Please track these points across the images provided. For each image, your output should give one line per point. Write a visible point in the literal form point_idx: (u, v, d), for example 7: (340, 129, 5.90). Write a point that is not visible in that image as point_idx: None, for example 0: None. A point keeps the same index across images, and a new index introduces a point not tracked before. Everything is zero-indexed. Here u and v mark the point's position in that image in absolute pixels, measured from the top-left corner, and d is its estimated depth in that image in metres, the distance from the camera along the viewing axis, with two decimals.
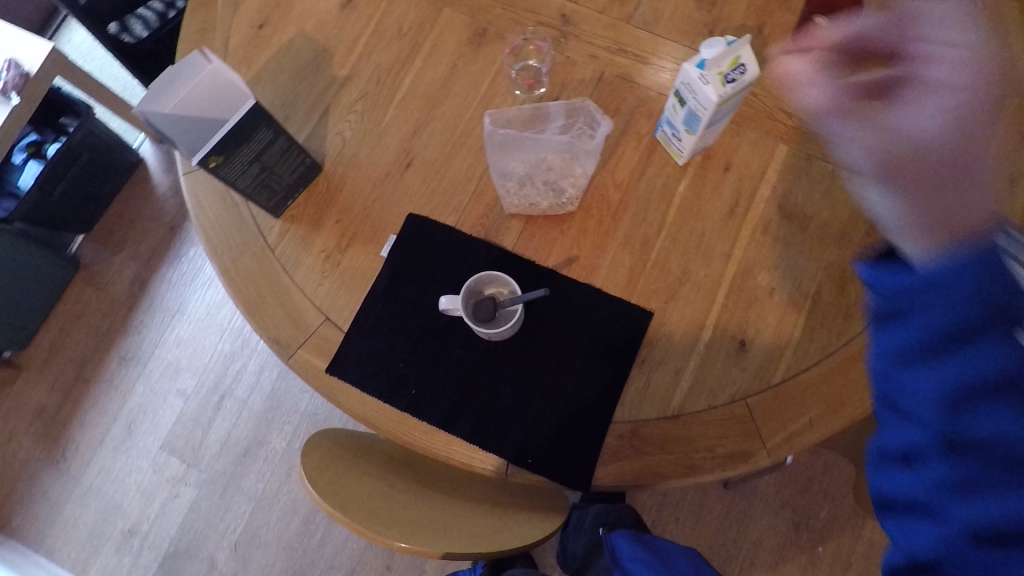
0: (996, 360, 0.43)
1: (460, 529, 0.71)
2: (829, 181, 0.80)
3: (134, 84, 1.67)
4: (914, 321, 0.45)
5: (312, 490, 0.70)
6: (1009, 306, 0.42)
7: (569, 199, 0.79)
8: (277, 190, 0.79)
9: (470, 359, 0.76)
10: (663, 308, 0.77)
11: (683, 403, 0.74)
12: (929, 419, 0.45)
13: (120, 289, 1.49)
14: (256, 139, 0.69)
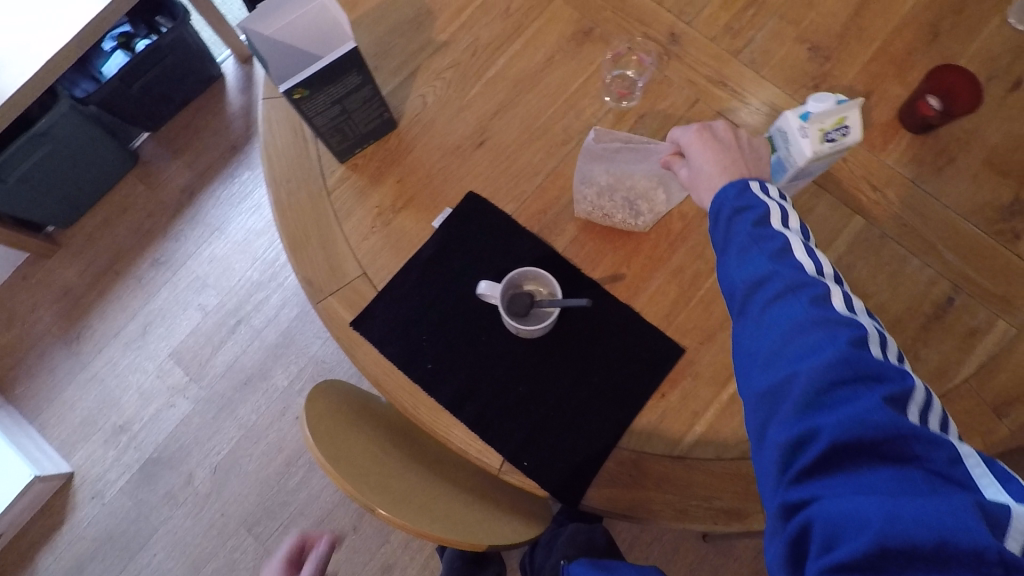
0: (849, 399, 0.50)
1: (445, 512, 0.71)
2: (896, 265, 0.78)
3: (233, 0, 1.69)
4: (791, 385, 0.53)
5: (308, 436, 0.70)
6: (863, 368, 0.51)
7: (643, 221, 0.78)
8: (349, 136, 0.79)
9: (493, 349, 0.76)
10: (697, 348, 0.76)
11: (691, 447, 0.73)
12: (806, 465, 0.50)
13: (169, 194, 1.52)
14: (344, 83, 0.69)
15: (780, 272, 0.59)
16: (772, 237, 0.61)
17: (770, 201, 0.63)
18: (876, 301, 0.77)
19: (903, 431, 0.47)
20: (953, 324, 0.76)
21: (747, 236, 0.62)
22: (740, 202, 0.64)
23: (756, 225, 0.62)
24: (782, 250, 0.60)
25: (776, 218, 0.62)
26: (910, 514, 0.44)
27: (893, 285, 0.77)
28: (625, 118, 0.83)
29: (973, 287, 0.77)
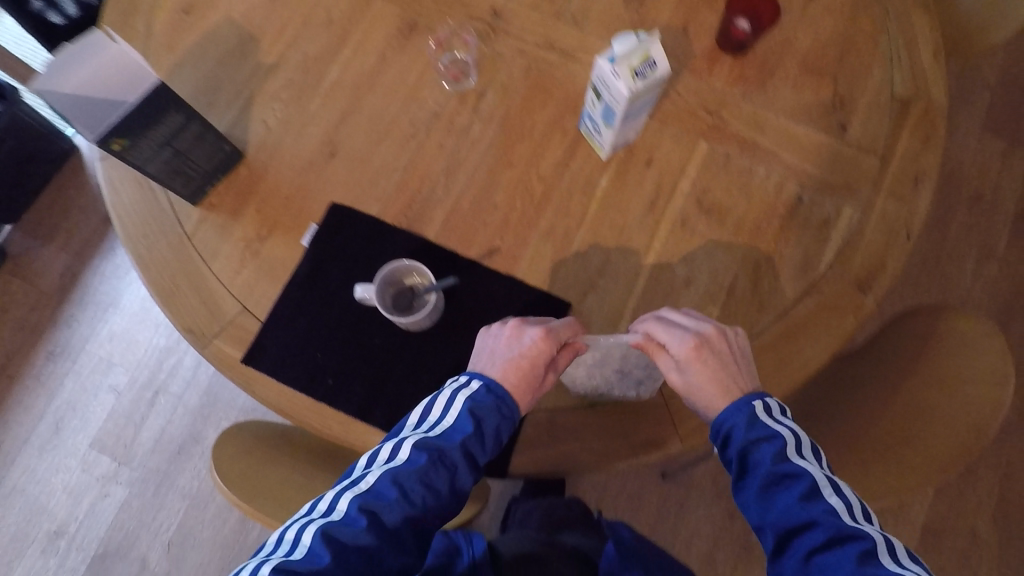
0: (836, 539, 0.58)
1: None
2: (744, 178, 0.83)
3: None
4: (783, 530, 0.61)
5: (222, 483, 0.69)
6: (838, 512, 0.59)
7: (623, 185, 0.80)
8: (194, 176, 0.78)
9: (390, 349, 0.76)
10: (583, 299, 0.78)
11: (599, 392, 0.75)
12: None
13: (49, 281, 1.44)
14: (168, 123, 0.68)
15: (745, 427, 0.65)
16: (789, 474, 0.62)
17: (781, 431, 0.65)
18: (735, 215, 0.82)
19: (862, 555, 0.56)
20: (808, 219, 0.81)
21: (772, 470, 0.62)
22: (758, 435, 0.64)
23: (775, 456, 0.63)
24: (807, 481, 0.61)
25: (791, 446, 0.64)
26: None
27: (746, 197, 0.82)
28: (467, 99, 0.85)
29: (817, 181, 0.83)
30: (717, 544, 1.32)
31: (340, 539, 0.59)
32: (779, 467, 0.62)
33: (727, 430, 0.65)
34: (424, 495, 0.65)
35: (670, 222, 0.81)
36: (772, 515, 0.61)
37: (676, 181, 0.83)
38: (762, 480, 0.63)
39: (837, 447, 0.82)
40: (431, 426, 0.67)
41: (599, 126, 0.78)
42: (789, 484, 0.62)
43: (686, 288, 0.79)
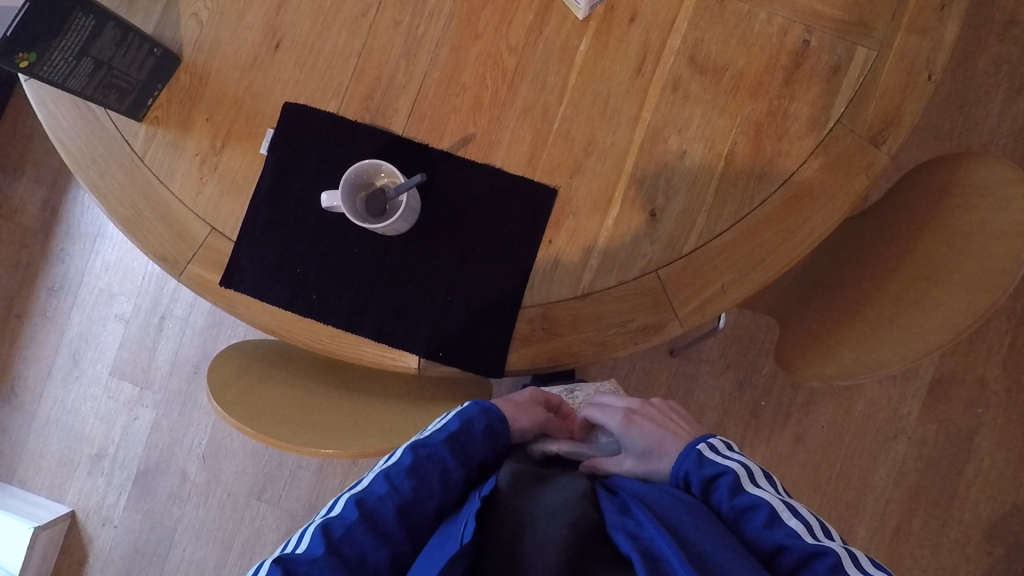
0: (794, 545, 0.64)
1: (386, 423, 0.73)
2: (743, 25, 0.73)
3: None
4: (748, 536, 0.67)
5: (216, 404, 0.69)
6: (792, 535, 0.65)
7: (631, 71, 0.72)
8: (127, 87, 0.71)
9: (370, 257, 0.73)
10: (569, 183, 0.72)
11: (593, 281, 0.72)
12: None
13: (32, 217, 1.40)
14: (74, 33, 0.61)
15: (693, 472, 0.72)
16: (748, 506, 0.68)
17: (730, 466, 0.71)
18: (734, 69, 0.73)
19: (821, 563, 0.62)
20: (816, 68, 0.72)
21: (732, 507, 0.68)
22: (709, 475, 0.71)
23: (731, 490, 0.69)
24: (767, 509, 0.67)
25: (744, 478, 0.70)
26: None
27: (745, 47, 0.73)
28: None
29: (826, 20, 0.72)
30: (727, 412, 1.35)
31: (367, 503, 0.66)
32: (738, 501, 0.68)
33: (683, 477, 0.73)
34: (415, 487, 0.67)
35: (661, 86, 0.73)
36: (751, 545, 0.67)
37: (665, 37, 0.73)
38: (729, 516, 0.69)
39: (841, 327, 0.79)
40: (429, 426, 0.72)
41: None
42: (747, 507, 0.68)
43: (682, 160, 0.72)
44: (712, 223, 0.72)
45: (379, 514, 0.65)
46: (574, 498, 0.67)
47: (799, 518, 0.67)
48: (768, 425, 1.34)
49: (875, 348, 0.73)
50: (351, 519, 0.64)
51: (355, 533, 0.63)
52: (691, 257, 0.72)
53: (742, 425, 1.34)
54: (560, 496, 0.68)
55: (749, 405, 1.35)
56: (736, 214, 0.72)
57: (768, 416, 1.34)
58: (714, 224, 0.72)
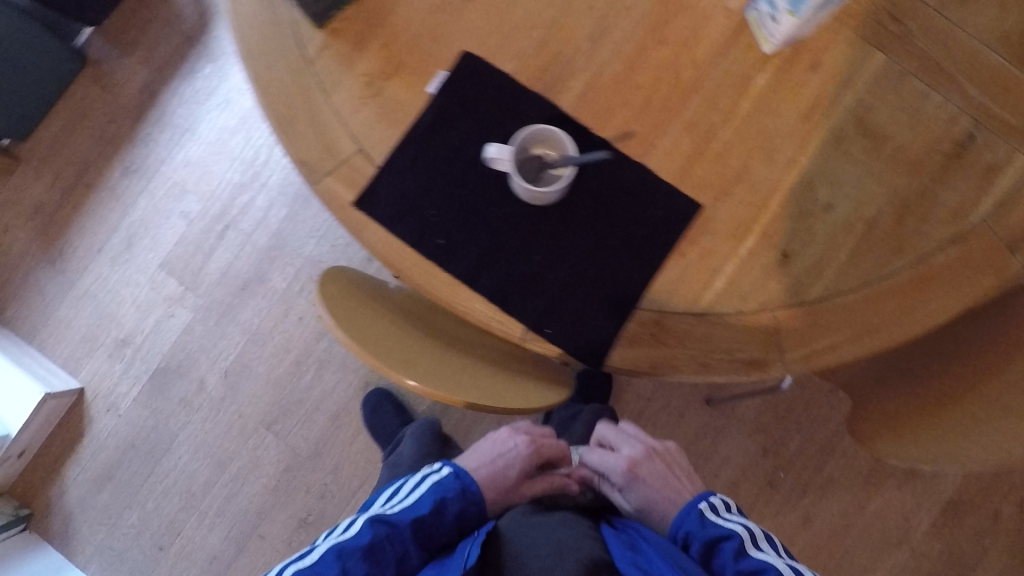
0: None
1: (485, 383, 0.74)
2: (917, 104, 0.74)
3: None
4: None
5: (329, 316, 0.69)
6: None
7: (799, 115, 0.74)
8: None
9: (505, 220, 0.73)
10: (713, 204, 0.73)
11: (712, 303, 0.73)
12: None
13: (130, 95, 1.41)
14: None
15: (699, 530, 0.75)
16: (755, 569, 0.71)
17: (733, 528, 0.75)
18: (896, 142, 0.74)
19: None
20: (972, 162, 0.74)
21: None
22: (713, 537, 0.74)
23: (736, 553, 0.72)
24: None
25: (746, 542, 0.73)
26: None
27: (912, 124, 0.74)
28: None
29: (995, 121, 0.74)
30: (745, 474, 1.35)
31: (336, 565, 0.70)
32: (742, 565, 0.71)
33: (686, 536, 0.76)
34: (369, 569, 0.70)
35: (824, 138, 0.74)
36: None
37: (839, 93, 0.74)
38: None
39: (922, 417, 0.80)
40: (395, 504, 0.77)
41: (778, 13, 0.68)
42: (752, 569, 0.71)
43: (825, 213, 0.74)
44: (839, 280, 0.73)
45: None
46: (576, 538, 0.74)
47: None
48: (781, 497, 1.34)
49: (956, 444, 0.74)
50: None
51: None
52: (812, 305, 0.73)
53: (756, 490, 1.35)
54: (557, 534, 0.74)
55: (769, 473, 1.35)
56: (863, 277, 0.73)
57: (784, 489, 1.34)
58: (840, 282, 0.73)
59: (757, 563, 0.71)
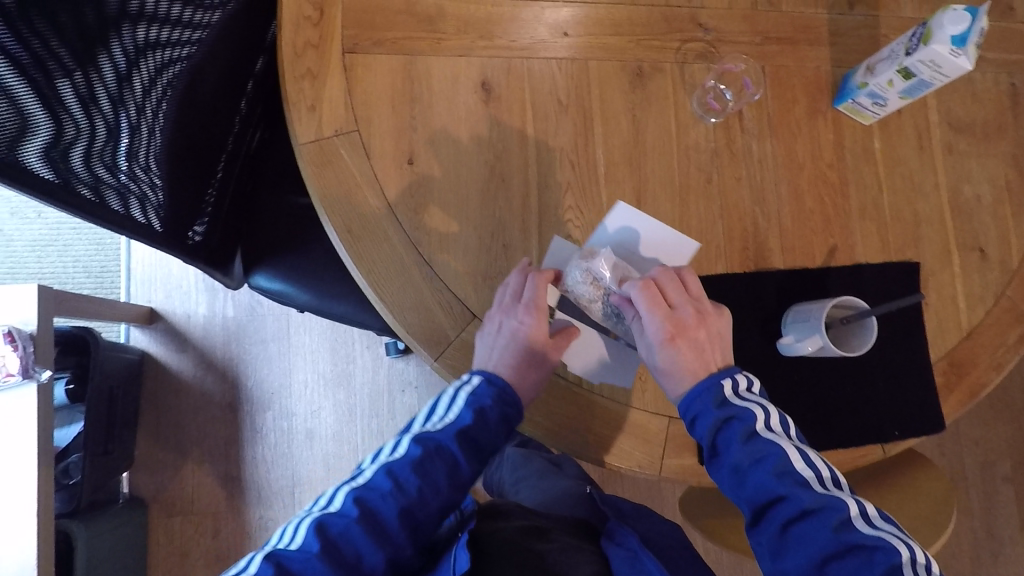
0: (776, 485, 0.64)
1: (900, 498, 0.79)
2: (973, 86, 0.89)
3: (111, 263, 1.26)
4: (758, 474, 0.65)
5: None
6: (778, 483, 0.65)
7: (916, 149, 0.86)
8: (431, 461, 0.67)
9: (809, 381, 0.79)
10: (918, 252, 0.84)
11: (970, 320, 0.84)
12: (750, 493, 0.66)
13: (213, 498, 1.24)
14: (461, 388, 0.72)
15: (788, 493, 0.64)
16: (760, 450, 0.66)
17: (751, 407, 0.68)
18: (982, 120, 0.88)
19: (783, 498, 0.64)
20: None
21: (804, 516, 0.63)
22: (726, 412, 0.68)
23: (745, 435, 0.67)
24: (839, 514, 0.62)
25: (761, 421, 0.67)
26: (803, 539, 0.62)
27: (981, 100, 0.89)
28: (732, 122, 0.82)
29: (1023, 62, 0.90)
30: None
31: (368, 500, 0.64)
32: (751, 444, 0.66)
33: (693, 412, 0.69)
34: (421, 484, 0.66)
35: (941, 151, 0.87)
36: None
37: (926, 114, 0.87)
38: (743, 459, 0.66)
39: None
40: (292, 541, 0.61)
41: (887, 100, 0.80)
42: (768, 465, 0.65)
43: (981, 202, 0.87)
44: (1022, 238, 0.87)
45: (381, 515, 0.63)
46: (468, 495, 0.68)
47: (751, 441, 0.67)
48: None
49: None
50: (312, 552, 0.59)
51: (352, 531, 0.61)
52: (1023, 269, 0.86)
53: None
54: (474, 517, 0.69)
55: None
56: None
57: None
58: None
59: (763, 459, 0.66)
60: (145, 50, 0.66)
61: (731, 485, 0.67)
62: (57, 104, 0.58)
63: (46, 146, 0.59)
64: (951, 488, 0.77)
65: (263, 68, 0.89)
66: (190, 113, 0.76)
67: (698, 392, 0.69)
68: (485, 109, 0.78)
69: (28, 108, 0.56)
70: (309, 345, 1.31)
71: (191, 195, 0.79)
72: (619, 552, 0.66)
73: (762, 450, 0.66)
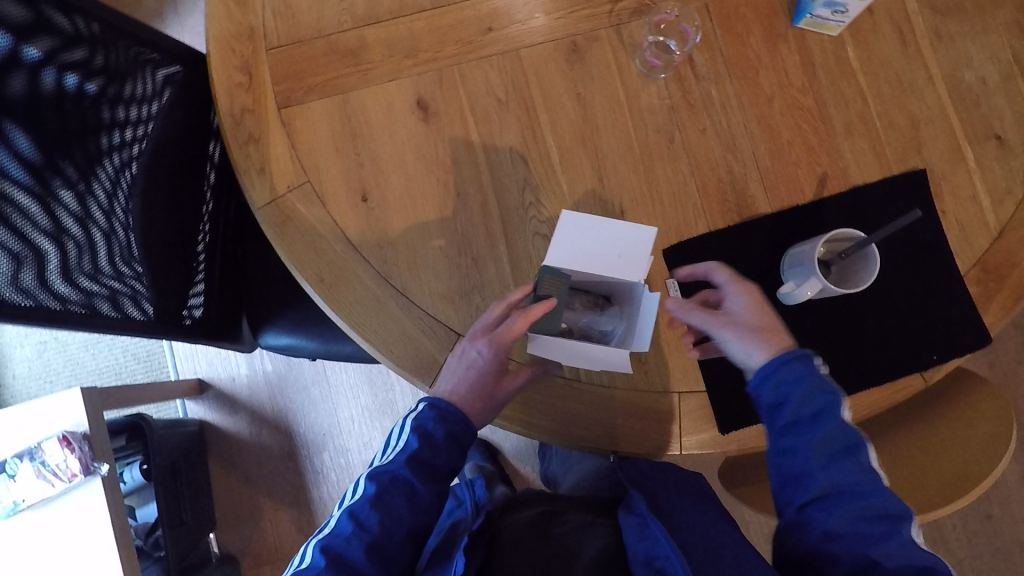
0: (826, 406, 0.61)
1: (953, 427, 0.72)
2: None
3: (154, 346, 1.35)
4: (804, 397, 0.61)
5: None
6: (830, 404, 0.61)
7: (898, 46, 0.78)
8: (389, 495, 0.67)
9: (824, 322, 0.73)
10: (923, 157, 0.76)
11: (998, 217, 0.76)
12: (793, 402, 0.61)
13: (293, 542, 1.31)
14: (409, 416, 0.71)
15: (836, 415, 0.61)
16: (815, 374, 0.62)
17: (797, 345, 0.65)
18: None
19: (828, 415, 0.61)
20: None
21: (811, 389, 0.62)
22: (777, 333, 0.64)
23: (805, 357, 0.63)
24: (866, 457, 0.60)
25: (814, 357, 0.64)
26: (831, 454, 0.60)
27: None
28: (684, 72, 0.77)
29: None
30: None
31: (334, 547, 0.63)
32: (808, 362, 0.62)
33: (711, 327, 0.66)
34: (382, 518, 0.65)
35: (929, 41, 0.78)
36: (812, 473, 0.59)
37: (902, 5, 0.79)
38: (784, 376, 0.62)
39: None
40: None
41: (846, 6, 0.73)
42: (818, 388, 0.62)
43: (987, 84, 0.78)
44: None
45: (348, 556, 0.63)
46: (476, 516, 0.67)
47: (810, 360, 0.63)
48: None
49: None
50: None
51: None
52: None
53: None
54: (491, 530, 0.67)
55: None
56: None
57: None
58: None
59: (812, 378, 0.62)
60: (94, 158, 0.70)
61: (770, 389, 0.62)
62: (36, 227, 0.62)
63: (38, 267, 0.63)
64: (1007, 405, 0.69)
65: (218, 150, 0.93)
66: (157, 203, 0.79)
67: (781, 357, 0.62)
68: (426, 127, 0.77)
69: (11, 241, 0.59)
70: (347, 382, 1.35)
71: (178, 279, 0.83)
72: (630, 520, 0.63)
73: (809, 367, 0.63)
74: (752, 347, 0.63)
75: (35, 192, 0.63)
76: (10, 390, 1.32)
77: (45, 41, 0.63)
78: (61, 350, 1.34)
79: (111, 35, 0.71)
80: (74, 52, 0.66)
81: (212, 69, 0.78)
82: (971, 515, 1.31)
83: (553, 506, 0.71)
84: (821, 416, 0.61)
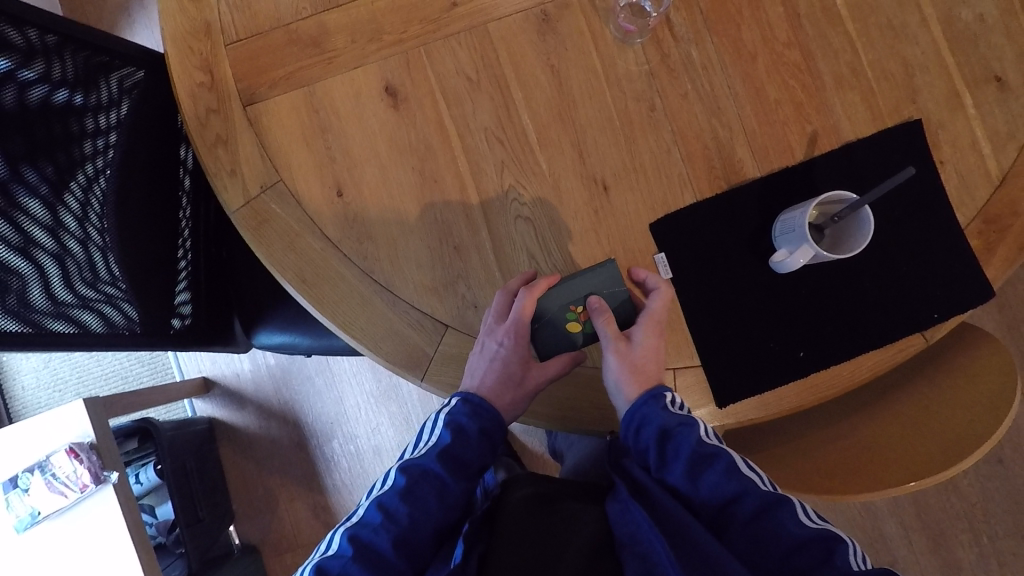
0: (682, 438, 0.65)
1: (954, 388, 0.71)
2: None
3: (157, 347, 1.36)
4: (661, 433, 0.65)
5: (852, 496, 0.65)
6: (685, 435, 0.65)
7: None
8: (419, 487, 0.66)
9: (818, 287, 0.71)
10: (919, 107, 0.73)
11: (999, 165, 0.72)
12: (652, 443, 0.65)
13: (311, 529, 1.34)
14: (441, 410, 0.71)
15: (692, 441, 0.64)
16: (671, 414, 0.66)
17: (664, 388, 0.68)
18: None
19: (688, 445, 0.64)
20: None
21: (665, 424, 0.65)
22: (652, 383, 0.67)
23: (656, 396, 0.66)
24: (731, 464, 0.63)
25: (670, 395, 0.68)
26: (703, 480, 0.62)
27: None
28: (661, 35, 0.74)
29: None
30: None
31: (362, 537, 0.63)
32: (661, 401, 0.66)
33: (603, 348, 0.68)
34: (411, 510, 0.65)
35: None
36: (696, 495, 0.62)
37: None
38: (643, 421, 0.66)
39: None
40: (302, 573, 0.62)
41: None
42: (668, 421, 0.66)
43: (985, 23, 0.73)
44: None
45: (376, 546, 0.62)
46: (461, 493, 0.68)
47: (660, 397, 0.67)
48: None
49: None
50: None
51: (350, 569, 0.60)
52: None
53: None
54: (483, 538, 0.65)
55: None
56: None
57: None
58: None
59: (665, 414, 0.66)
60: (62, 170, 0.68)
61: (633, 437, 0.67)
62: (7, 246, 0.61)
63: (15, 289, 0.62)
64: (1009, 356, 0.67)
65: (191, 160, 0.91)
66: (133, 210, 0.78)
67: (645, 395, 0.66)
68: (397, 114, 0.75)
69: None
70: (350, 369, 1.36)
71: (163, 285, 0.82)
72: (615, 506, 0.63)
73: (660, 398, 0.66)
74: (623, 385, 0.66)
75: (5, 210, 0.61)
76: (22, 401, 1.34)
77: (6, 55, 0.60)
78: (67, 358, 1.35)
79: (71, 46, 0.68)
80: (34, 66, 0.64)
81: (172, 72, 0.75)
82: (983, 461, 1.30)
83: (542, 491, 0.71)
84: (683, 449, 0.64)
